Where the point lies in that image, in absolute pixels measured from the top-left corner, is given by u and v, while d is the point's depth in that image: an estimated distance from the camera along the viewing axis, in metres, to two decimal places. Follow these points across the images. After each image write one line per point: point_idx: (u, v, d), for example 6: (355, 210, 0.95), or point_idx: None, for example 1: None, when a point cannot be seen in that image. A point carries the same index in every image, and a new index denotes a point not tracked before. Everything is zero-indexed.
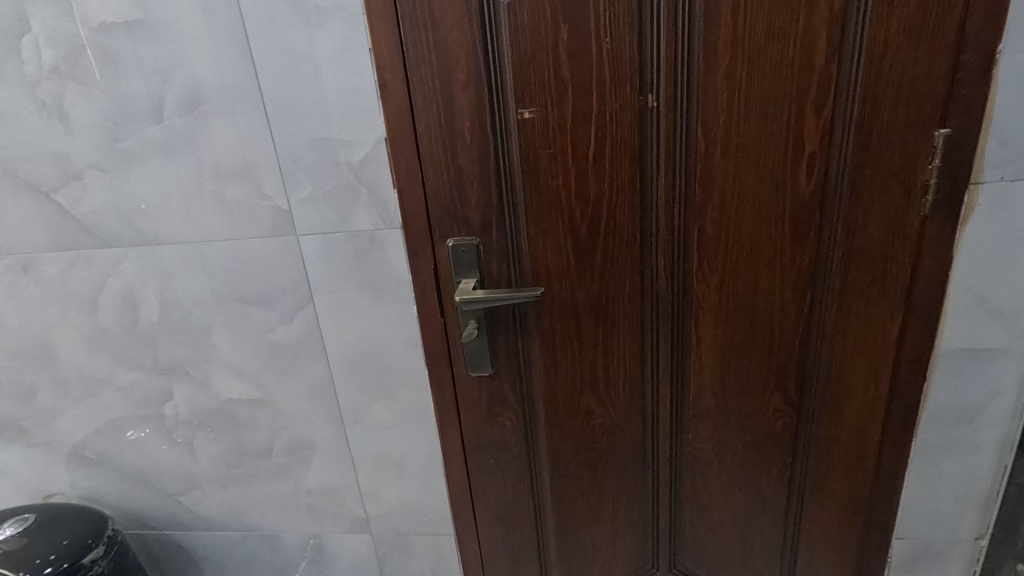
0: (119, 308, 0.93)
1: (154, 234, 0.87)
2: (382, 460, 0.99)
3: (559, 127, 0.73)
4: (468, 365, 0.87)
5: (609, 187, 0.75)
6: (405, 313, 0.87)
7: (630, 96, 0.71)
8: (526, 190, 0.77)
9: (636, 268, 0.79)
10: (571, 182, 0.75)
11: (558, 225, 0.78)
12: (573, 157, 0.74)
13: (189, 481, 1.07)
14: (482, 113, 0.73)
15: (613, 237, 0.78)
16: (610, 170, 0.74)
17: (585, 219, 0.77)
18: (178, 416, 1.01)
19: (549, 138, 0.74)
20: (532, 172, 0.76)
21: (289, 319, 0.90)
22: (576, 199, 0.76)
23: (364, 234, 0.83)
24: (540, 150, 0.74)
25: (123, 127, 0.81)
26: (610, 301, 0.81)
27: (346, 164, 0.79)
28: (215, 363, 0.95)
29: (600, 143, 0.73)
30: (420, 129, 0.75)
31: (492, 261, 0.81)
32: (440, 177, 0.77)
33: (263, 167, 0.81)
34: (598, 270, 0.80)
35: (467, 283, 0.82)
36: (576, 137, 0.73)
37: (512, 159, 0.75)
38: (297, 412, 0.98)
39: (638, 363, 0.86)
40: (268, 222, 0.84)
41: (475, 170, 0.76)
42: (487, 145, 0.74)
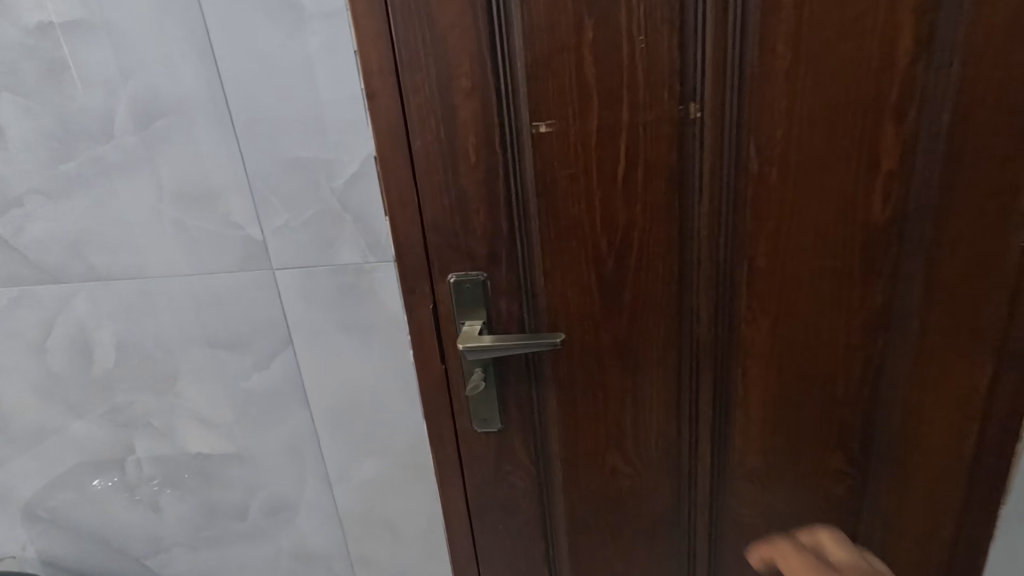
0: (71, 352, 0.81)
1: (107, 268, 0.75)
2: (374, 524, 0.86)
3: (583, 143, 0.61)
4: (473, 419, 0.74)
5: (641, 214, 0.63)
6: (399, 356, 0.75)
7: (668, 105, 0.59)
8: (542, 217, 0.64)
9: (673, 308, 0.67)
10: (596, 208, 0.63)
11: (580, 258, 0.65)
12: (599, 177, 0.62)
13: (155, 544, 0.94)
14: (490, 127, 0.61)
15: (645, 273, 0.65)
16: (642, 193, 0.62)
17: (612, 251, 0.65)
18: (141, 471, 0.88)
19: (570, 156, 0.62)
20: (549, 196, 0.63)
21: (265, 364, 0.78)
22: (602, 228, 0.64)
23: (351, 268, 0.71)
24: (559, 170, 0.62)
25: (68, 145, 0.69)
26: (640, 346, 0.69)
27: (331, 188, 0.68)
28: (181, 413, 0.83)
29: (631, 162, 0.61)
30: (416, 146, 0.62)
31: (502, 301, 0.68)
32: (440, 204, 0.64)
33: (231, 192, 0.69)
34: (626, 312, 0.67)
35: (473, 325, 0.69)
36: (602, 155, 0.61)
37: (525, 180, 0.63)
38: (276, 469, 0.85)
39: (672, 419, 0.73)
40: (239, 254, 0.72)
41: (482, 194, 0.64)
42: (496, 165, 0.62)
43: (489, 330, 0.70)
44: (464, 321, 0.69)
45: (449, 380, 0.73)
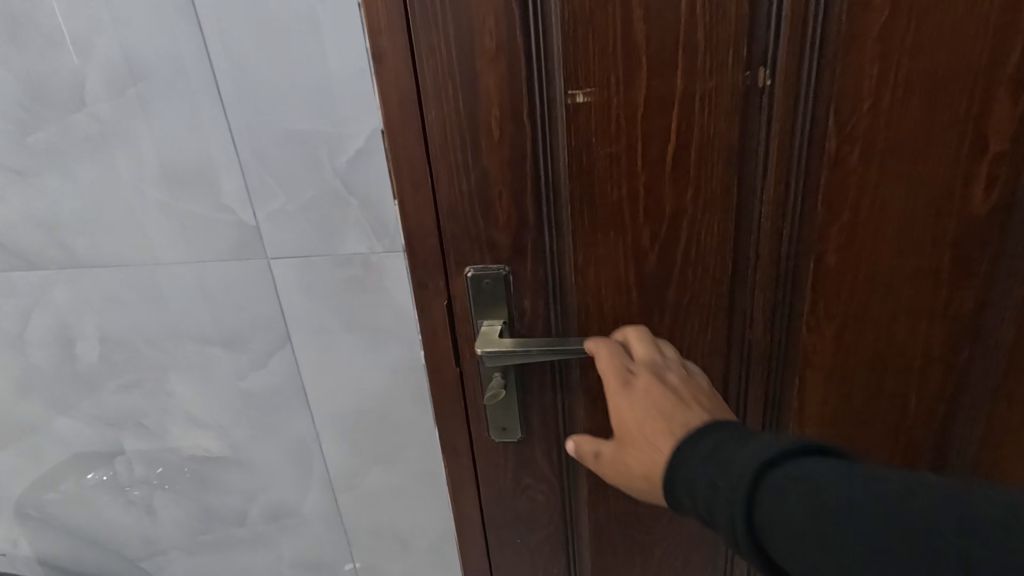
0: (52, 345, 0.74)
1: (85, 255, 0.67)
2: (381, 533, 0.79)
3: (627, 117, 0.52)
4: (492, 428, 0.67)
5: (692, 202, 0.54)
6: (409, 357, 0.68)
7: (732, 71, 0.49)
8: (575, 204, 0.55)
9: (724, 311, 0.58)
10: (640, 193, 0.54)
11: (618, 251, 0.57)
12: (645, 158, 0.53)
13: (150, 547, 0.89)
14: (519, 97, 0.52)
15: (693, 270, 0.56)
16: (695, 178, 0.53)
17: (656, 245, 0.56)
18: (133, 473, 0.82)
19: (611, 133, 0.52)
20: (584, 179, 0.54)
21: (262, 363, 0.71)
22: (645, 218, 0.55)
23: (355, 259, 0.63)
24: (598, 149, 0.53)
25: (36, 116, 0.61)
26: (684, 354, 0.60)
27: (333, 167, 0.59)
28: (173, 413, 0.76)
29: (684, 140, 0.52)
30: (430, 120, 0.53)
31: (526, 299, 0.60)
32: (458, 187, 0.55)
33: (220, 171, 0.61)
34: (670, 314, 0.59)
35: (494, 326, 0.61)
36: (650, 131, 0.52)
37: (558, 161, 0.54)
38: (276, 474, 0.78)
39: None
40: (230, 242, 0.64)
41: (506, 176, 0.55)
42: (524, 142, 0.53)
43: (512, 330, 0.61)
44: (484, 320, 0.61)
45: (465, 385, 0.65)
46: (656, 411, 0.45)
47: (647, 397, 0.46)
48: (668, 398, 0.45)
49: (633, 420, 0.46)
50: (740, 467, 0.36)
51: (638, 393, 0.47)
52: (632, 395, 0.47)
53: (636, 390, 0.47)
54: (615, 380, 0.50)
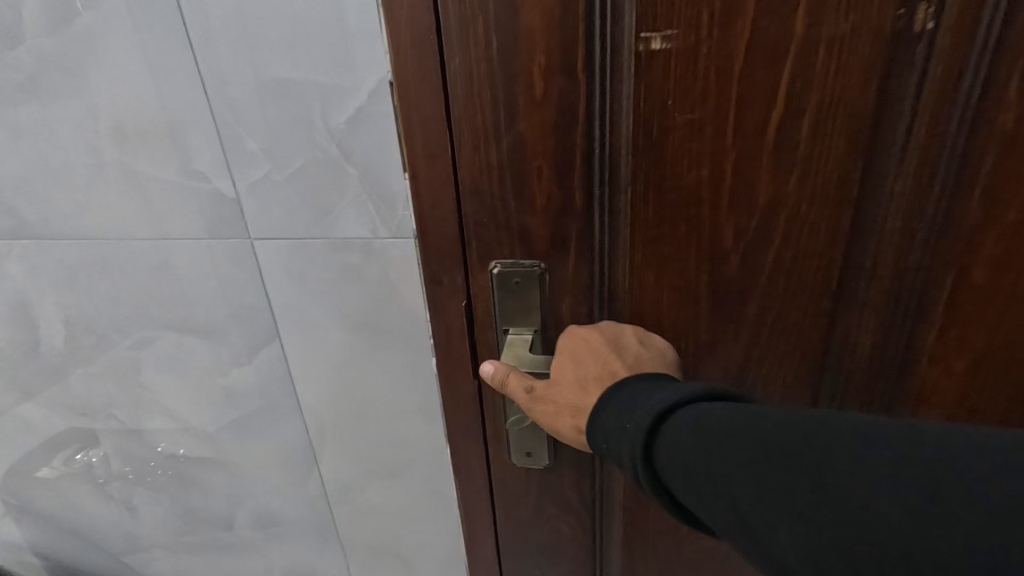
0: (12, 326, 0.65)
1: (38, 225, 0.57)
2: (382, 551, 0.70)
3: (720, 71, 0.38)
4: (513, 452, 0.55)
5: (796, 192, 0.40)
6: (417, 363, 0.57)
7: (876, 9, 0.35)
8: (636, 188, 0.42)
9: (820, 334, 0.45)
10: (726, 178, 0.41)
11: (689, 251, 0.44)
12: (738, 130, 0.39)
13: (132, 543, 0.81)
14: (572, 39, 0.38)
15: (785, 279, 0.43)
16: (804, 159, 0.39)
17: (739, 245, 0.43)
18: (109, 467, 0.74)
19: (695, 94, 0.38)
20: (654, 155, 0.41)
21: (246, 358, 0.60)
22: (728, 209, 0.42)
23: (354, 244, 0.51)
24: (675, 115, 0.39)
25: None
26: (759, 383, 0.48)
27: (327, 127, 0.47)
28: (148, 408, 0.67)
29: (795, 106, 0.38)
30: (452, 68, 0.40)
31: (564, 304, 0.48)
32: (484, 159, 0.43)
33: (190, 128, 0.49)
34: (748, 334, 0.46)
35: (524, 333, 0.48)
36: (748, 93, 0.38)
37: (617, 130, 0.41)
38: (264, 479, 0.69)
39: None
40: (205, 217, 0.53)
41: (549, 147, 0.41)
42: (576, 102, 0.40)
43: (546, 341, 0.49)
44: (512, 327, 0.48)
45: (482, 402, 0.54)
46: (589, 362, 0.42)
47: (580, 349, 0.44)
48: (604, 351, 0.42)
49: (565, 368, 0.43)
50: (646, 409, 0.33)
51: (576, 344, 0.44)
52: (569, 345, 0.44)
53: (574, 343, 0.44)
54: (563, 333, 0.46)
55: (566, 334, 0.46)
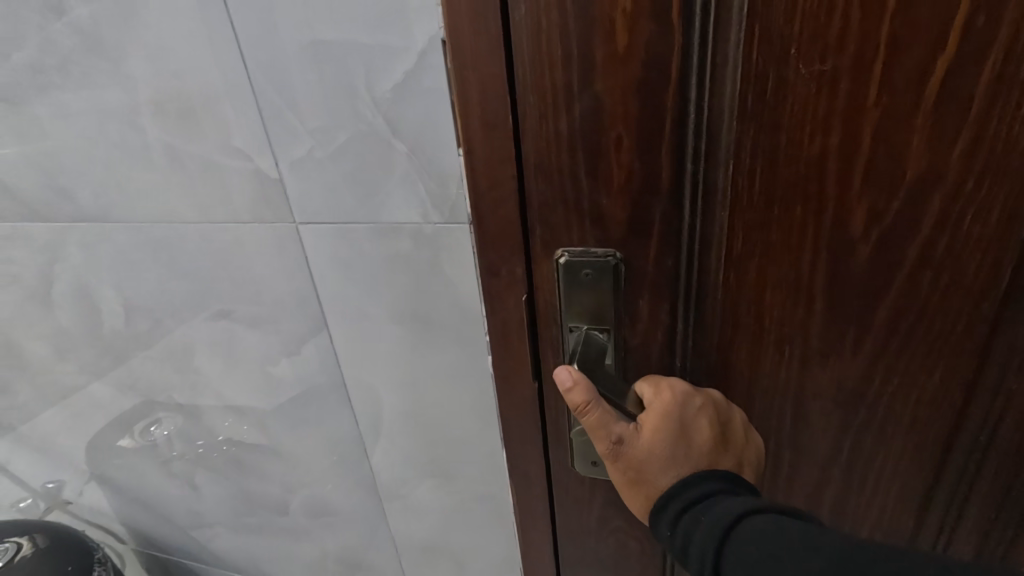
0: (77, 307, 0.65)
1: (92, 208, 0.56)
2: (433, 550, 0.67)
3: (867, 4, 0.28)
4: (579, 463, 0.48)
5: (957, 166, 0.31)
6: (471, 360, 0.52)
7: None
8: (740, 165, 0.33)
9: (973, 347, 0.35)
10: (862, 150, 0.31)
11: (804, 243, 0.34)
12: (886, 85, 0.29)
13: (197, 519, 0.83)
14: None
15: (934, 278, 0.34)
16: (976, 121, 0.29)
17: (872, 237, 0.33)
18: (172, 447, 0.75)
19: (830, 38, 0.29)
20: (767, 118, 0.31)
21: (295, 348, 0.58)
22: (863, 189, 0.32)
23: (403, 229, 0.46)
24: (799, 68, 0.30)
25: (14, 26, 0.47)
26: (883, 404, 0.39)
27: (372, 97, 0.41)
28: (204, 393, 0.66)
29: (973, 49, 0.28)
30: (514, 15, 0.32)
31: (645, 302, 0.39)
32: (552, 132, 0.34)
33: (230, 101, 0.45)
34: (874, 345, 0.37)
35: (599, 335, 0.40)
36: (905, 33, 0.28)
37: (719, 90, 0.31)
38: (316, 470, 0.67)
39: (911, 517, 0.43)
40: (249, 198, 0.49)
41: (632, 109, 0.32)
42: (670, 53, 0.31)
43: (621, 343, 0.41)
44: (584, 325, 0.40)
45: (544, 406, 0.47)
46: (692, 445, 0.36)
47: (686, 422, 0.37)
48: (713, 441, 0.36)
49: (664, 439, 0.36)
50: (724, 511, 0.32)
51: (681, 414, 0.37)
52: (673, 411, 0.37)
53: (679, 411, 0.37)
54: (660, 384, 0.39)
55: (671, 394, 0.38)
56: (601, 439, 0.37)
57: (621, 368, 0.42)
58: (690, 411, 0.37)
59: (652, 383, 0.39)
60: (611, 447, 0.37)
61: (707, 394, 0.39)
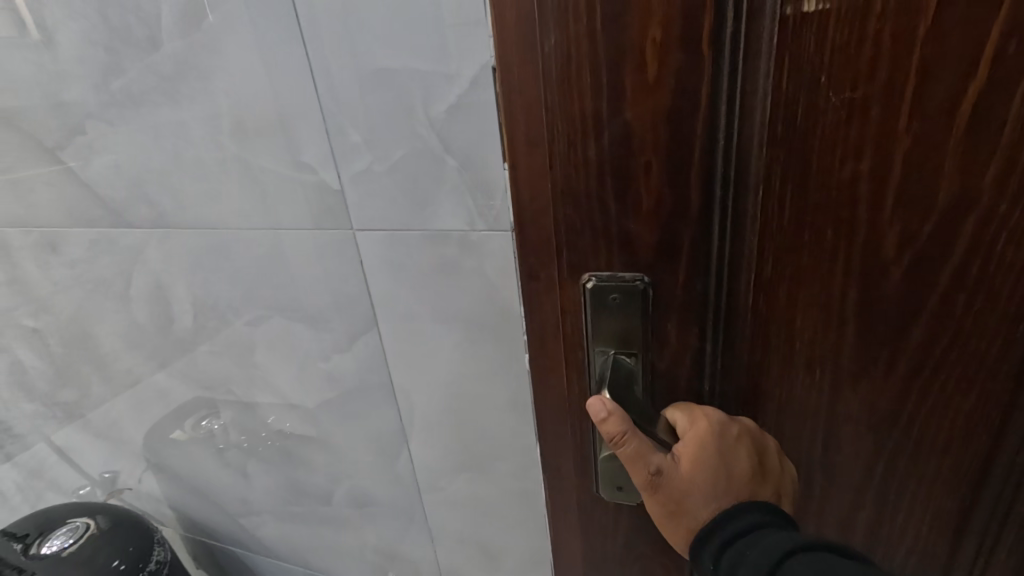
0: (151, 304, 0.72)
1: (172, 215, 0.62)
2: (468, 543, 0.71)
3: (900, 33, 0.27)
4: (607, 489, 0.46)
5: (989, 192, 0.30)
6: (509, 359, 0.55)
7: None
8: (770, 191, 0.33)
9: (1016, 376, 0.34)
10: (893, 176, 0.30)
11: (835, 269, 0.33)
12: (917, 111, 0.29)
13: (245, 507, 0.89)
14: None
15: (968, 305, 0.33)
16: (1009, 146, 0.29)
17: (903, 262, 0.32)
18: (227, 437, 0.81)
19: (861, 67, 0.28)
20: (796, 145, 0.31)
21: (346, 346, 0.62)
22: (895, 215, 0.31)
23: (452, 236, 0.50)
24: (830, 95, 0.29)
25: (116, 57, 0.54)
26: (917, 434, 0.37)
27: (428, 118, 0.46)
28: (260, 386, 0.72)
29: (1009, 79, 0.27)
30: (544, 43, 0.32)
31: (673, 328, 0.38)
32: (580, 156, 0.34)
33: (301, 120, 0.50)
34: (907, 374, 0.35)
35: (626, 360, 0.39)
36: (937, 62, 0.27)
37: (749, 118, 0.31)
38: (360, 462, 0.72)
39: (948, 547, 0.42)
40: (312, 206, 0.55)
41: (661, 134, 0.32)
42: (700, 81, 0.30)
43: (651, 369, 0.40)
44: (611, 349, 0.40)
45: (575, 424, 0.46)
46: (731, 476, 0.36)
47: (724, 453, 0.36)
48: (751, 471, 0.36)
49: (703, 469, 0.37)
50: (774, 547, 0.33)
51: (718, 444, 0.37)
52: (710, 441, 0.37)
53: (715, 441, 0.37)
54: (694, 412, 0.38)
55: (707, 422, 0.37)
56: (639, 471, 0.37)
57: (649, 395, 0.41)
58: (726, 442, 0.37)
59: (687, 412, 0.39)
60: (649, 479, 0.37)
61: (743, 421, 0.38)
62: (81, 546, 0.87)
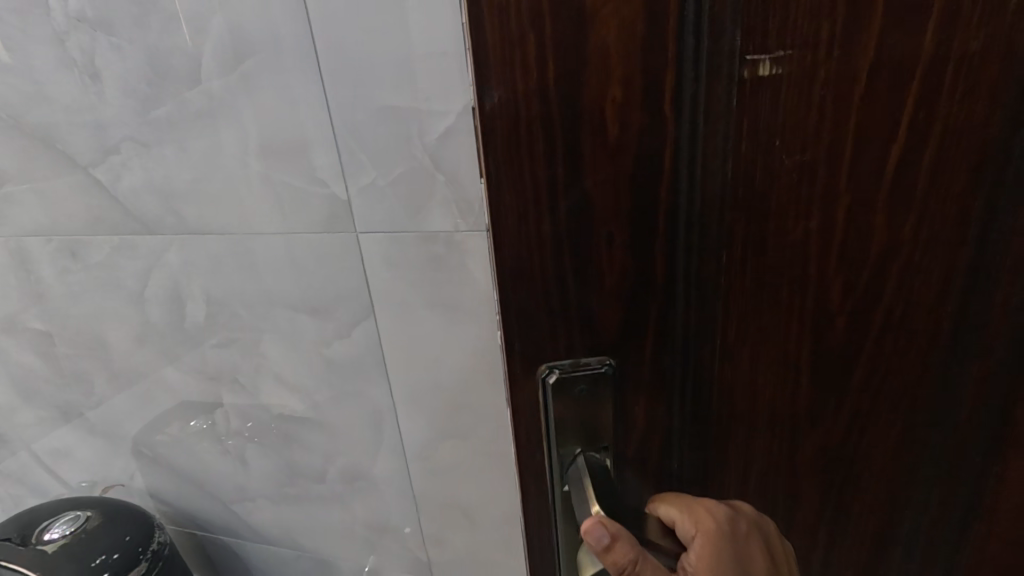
0: (165, 303, 0.81)
1: (195, 223, 0.73)
2: (450, 506, 0.82)
3: (798, 112, 0.34)
4: None
5: (876, 237, 0.37)
6: (485, 337, 0.68)
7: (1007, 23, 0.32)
8: (706, 244, 0.38)
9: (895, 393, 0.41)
10: (799, 228, 0.37)
11: (758, 305, 0.39)
12: (814, 175, 0.35)
13: (241, 493, 0.97)
14: (662, 63, 0.32)
15: (860, 332, 0.40)
16: (891, 198, 0.36)
17: (847, 293, 0.39)
18: (229, 425, 0.89)
19: (807, 128, 0.34)
20: (723, 207, 0.36)
21: (346, 333, 0.74)
22: (802, 259, 0.38)
23: (440, 237, 0.63)
24: (785, 155, 0.35)
25: (158, 90, 0.66)
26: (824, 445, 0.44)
27: (422, 143, 0.60)
28: (265, 374, 0.82)
29: (915, 131, 0.34)
30: (489, 102, 0.33)
31: (626, 381, 0.41)
32: (536, 226, 0.36)
33: (316, 145, 0.63)
34: (815, 388, 0.42)
35: (598, 455, 0.43)
36: (830, 133, 0.35)
37: (712, 174, 0.36)
38: (353, 439, 0.82)
39: (905, 552, 0.47)
40: (323, 214, 0.67)
41: (607, 203, 0.35)
42: (665, 141, 0.34)
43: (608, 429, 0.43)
44: (580, 449, 0.43)
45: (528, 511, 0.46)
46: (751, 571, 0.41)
47: (738, 547, 0.40)
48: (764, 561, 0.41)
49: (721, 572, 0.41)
50: None
51: (733, 539, 0.40)
52: (724, 538, 0.40)
53: (729, 536, 0.40)
54: (698, 510, 0.42)
55: (713, 521, 0.41)
56: None
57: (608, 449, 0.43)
58: (739, 538, 0.41)
59: (685, 507, 0.42)
60: None
61: (744, 512, 0.42)
62: (80, 534, 0.93)
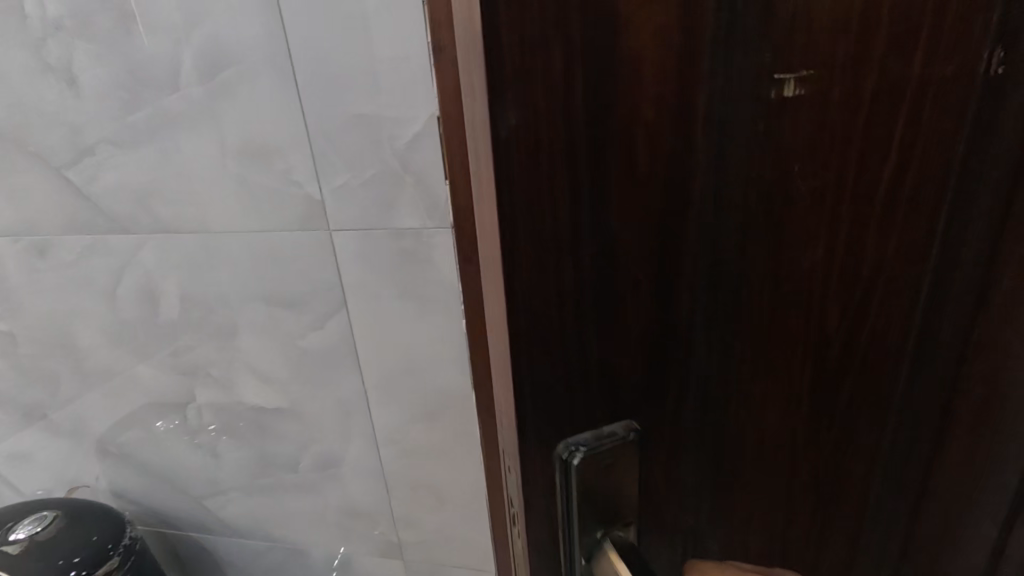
0: (138, 301, 0.84)
1: (171, 222, 0.76)
2: (420, 487, 0.88)
3: (833, 138, 0.31)
4: None
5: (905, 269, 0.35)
6: (451, 325, 0.74)
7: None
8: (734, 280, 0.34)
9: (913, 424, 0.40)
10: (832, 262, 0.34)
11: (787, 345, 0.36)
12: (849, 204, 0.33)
13: (213, 487, 0.99)
14: (695, 81, 0.28)
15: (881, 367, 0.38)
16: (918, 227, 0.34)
17: (855, 335, 0.36)
18: (202, 419, 0.92)
19: (837, 152, 0.31)
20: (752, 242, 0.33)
21: (320, 325, 0.78)
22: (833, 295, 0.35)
23: (408, 233, 0.70)
24: (800, 180, 0.32)
25: (137, 96, 0.69)
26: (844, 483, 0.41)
27: (392, 148, 0.66)
28: (239, 367, 0.85)
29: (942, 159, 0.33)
30: (503, 129, 0.27)
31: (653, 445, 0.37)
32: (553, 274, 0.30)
33: (292, 149, 0.68)
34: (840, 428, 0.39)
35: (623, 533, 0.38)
36: (865, 160, 0.32)
37: (733, 206, 0.32)
38: (327, 427, 0.87)
39: None
40: (298, 212, 0.72)
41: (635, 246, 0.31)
42: (694, 171, 0.30)
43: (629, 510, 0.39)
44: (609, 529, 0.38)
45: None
46: None
47: None
48: None
49: None
50: None
51: None
52: None
53: None
54: None
55: None
56: None
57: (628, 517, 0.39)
58: None
59: None
60: None
61: None
62: (43, 535, 0.94)
